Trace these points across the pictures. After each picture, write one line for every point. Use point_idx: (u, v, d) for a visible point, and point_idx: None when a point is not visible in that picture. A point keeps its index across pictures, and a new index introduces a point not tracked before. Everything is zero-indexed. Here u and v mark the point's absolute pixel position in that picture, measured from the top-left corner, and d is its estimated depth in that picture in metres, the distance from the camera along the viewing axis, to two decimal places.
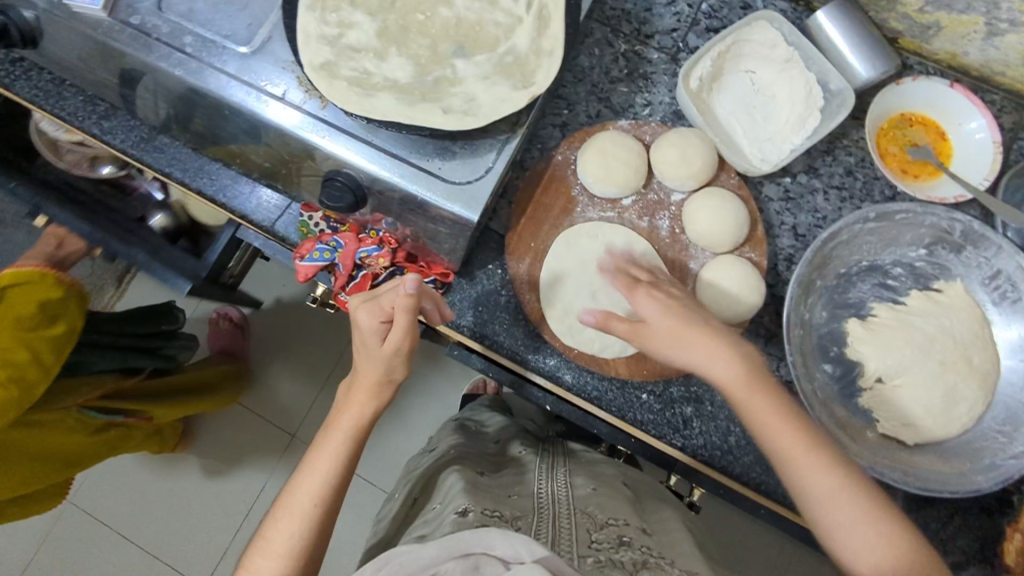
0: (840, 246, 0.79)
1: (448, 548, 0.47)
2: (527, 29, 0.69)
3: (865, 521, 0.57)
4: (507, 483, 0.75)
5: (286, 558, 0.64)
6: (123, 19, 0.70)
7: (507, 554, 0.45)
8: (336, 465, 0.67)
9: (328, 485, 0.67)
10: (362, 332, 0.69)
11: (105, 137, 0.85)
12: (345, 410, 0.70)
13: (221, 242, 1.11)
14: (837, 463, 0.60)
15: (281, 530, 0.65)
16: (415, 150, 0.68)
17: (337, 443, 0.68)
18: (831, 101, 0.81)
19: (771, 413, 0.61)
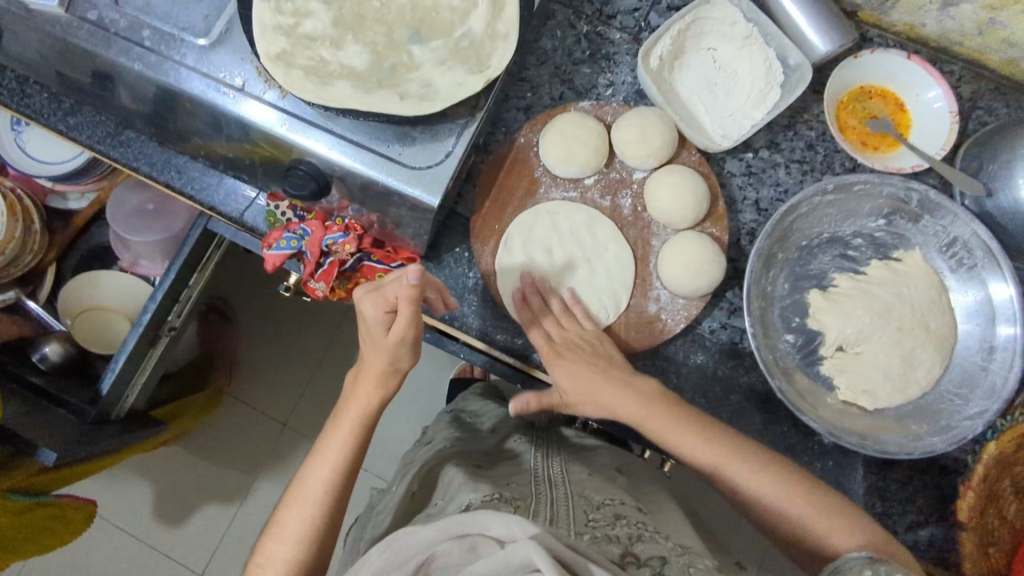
0: (799, 219, 0.80)
1: (445, 530, 0.48)
2: (482, 13, 0.69)
3: (781, 488, 0.66)
4: (505, 472, 0.75)
5: (300, 545, 0.66)
6: (81, 15, 0.71)
7: (502, 534, 0.48)
8: (344, 453, 0.70)
9: (334, 472, 0.69)
10: (363, 323, 0.69)
11: (71, 134, 0.86)
12: (351, 400, 0.72)
13: (128, 343, 0.95)
14: (739, 454, 0.68)
15: (295, 518, 0.67)
16: (375, 136, 0.70)
17: (346, 432, 0.70)
18: (791, 76, 0.82)
19: (676, 434, 0.68)
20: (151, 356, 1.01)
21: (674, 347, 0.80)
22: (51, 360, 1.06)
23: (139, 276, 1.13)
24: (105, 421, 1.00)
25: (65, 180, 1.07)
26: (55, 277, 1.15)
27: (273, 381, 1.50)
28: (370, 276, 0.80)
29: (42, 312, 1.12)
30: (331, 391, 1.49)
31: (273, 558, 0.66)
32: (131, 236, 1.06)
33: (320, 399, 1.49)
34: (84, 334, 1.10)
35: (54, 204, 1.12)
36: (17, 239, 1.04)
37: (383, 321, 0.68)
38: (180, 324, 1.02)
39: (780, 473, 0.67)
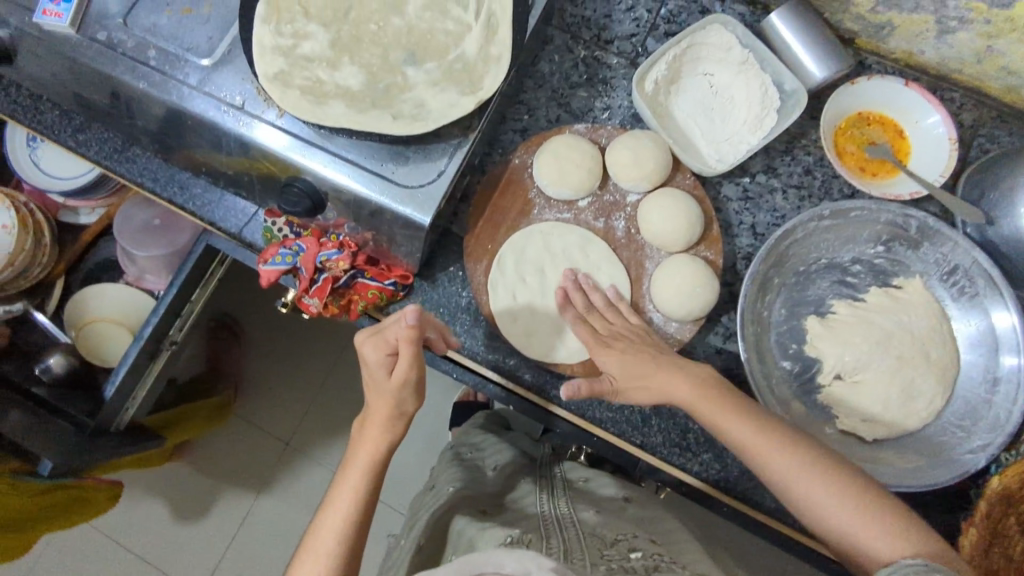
0: (796, 244, 0.79)
1: (456, 569, 0.44)
2: (476, 37, 0.71)
3: (833, 490, 0.60)
4: (513, 517, 0.68)
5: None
6: (91, 36, 0.74)
7: (518, 571, 0.43)
8: (354, 502, 0.63)
9: (340, 531, 0.62)
10: (367, 367, 0.64)
11: (79, 149, 0.88)
12: (357, 447, 0.66)
13: (129, 355, 0.96)
14: (791, 447, 0.62)
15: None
16: (370, 155, 0.71)
17: (352, 486, 0.64)
18: (787, 101, 0.82)
19: (725, 418, 0.64)
20: (154, 367, 1.01)
21: None
22: (54, 372, 1.09)
23: (144, 290, 1.14)
24: (105, 434, 1.00)
25: (75, 195, 1.11)
26: (64, 288, 1.16)
27: (277, 398, 1.50)
28: (363, 293, 0.78)
29: (48, 323, 1.14)
30: (334, 409, 1.49)
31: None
32: (136, 250, 1.07)
33: (321, 416, 1.49)
34: (87, 346, 1.12)
35: (65, 218, 1.15)
36: (27, 251, 1.05)
37: (384, 364, 0.64)
38: (182, 338, 1.02)
39: (831, 470, 0.61)
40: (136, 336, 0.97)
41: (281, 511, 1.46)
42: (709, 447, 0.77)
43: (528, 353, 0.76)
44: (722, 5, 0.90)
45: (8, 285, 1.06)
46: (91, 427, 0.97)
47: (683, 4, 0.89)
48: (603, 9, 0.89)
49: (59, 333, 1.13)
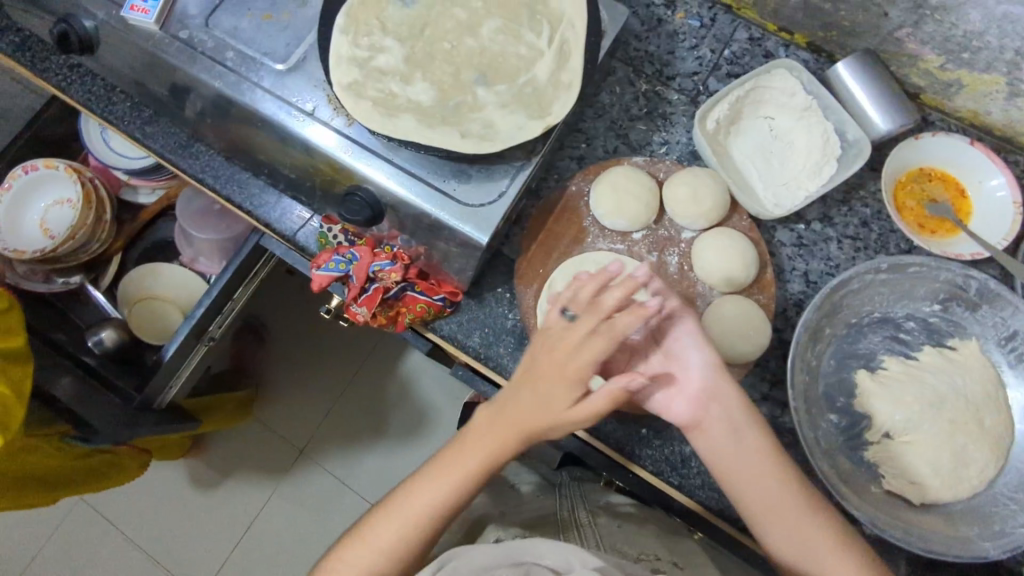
0: (851, 295, 0.78)
1: (502, 556, 0.54)
2: (547, 62, 0.72)
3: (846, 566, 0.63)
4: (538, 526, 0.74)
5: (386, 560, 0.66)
6: (173, 33, 0.77)
7: (557, 564, 0.52)
8: (456, 484, 0.67)
9: (438, 502, 0.67)
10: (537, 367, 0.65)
11: (145, 142, 0.89)
12: (474, 440, 0.67)
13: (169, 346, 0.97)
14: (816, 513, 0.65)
15: (387, 532, 0.67)
16: (433, 171, 0.71)
17: (457, 475, 0.67)
18: (848, 150, 0.82)
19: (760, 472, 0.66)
20: (197, 353, 1.03)
21: None
22: (105, 346, 1.10)
23: (196, 272, 1.16)
24: (148, 409, 1.03)
25: (139, 174, 1.14)
26: (120, 265, 1.18)
27: (298, 401, 1.50)
28: (411, 306, 0.77)
29: (103, 299, 1.16)
30: (354, 417, 1.49)
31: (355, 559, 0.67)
32: (196, 232, 1.12)
33: (341, 423, 1.49)
34: (140, 323, 1.13)
35: (126, 196, 1.18)
36: (88, 226, 1.08)
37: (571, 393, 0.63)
38: (220, 336, 1.04)
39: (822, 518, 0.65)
40: (185, 318, 0.99)
41: (292, 514, 1.45)
42: None
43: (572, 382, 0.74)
44: (785, 51, 0.90)
45: (69, 260, 1.10)
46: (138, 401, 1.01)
47: (746, 47, 0.91)
48: (667, 46, 0.91)
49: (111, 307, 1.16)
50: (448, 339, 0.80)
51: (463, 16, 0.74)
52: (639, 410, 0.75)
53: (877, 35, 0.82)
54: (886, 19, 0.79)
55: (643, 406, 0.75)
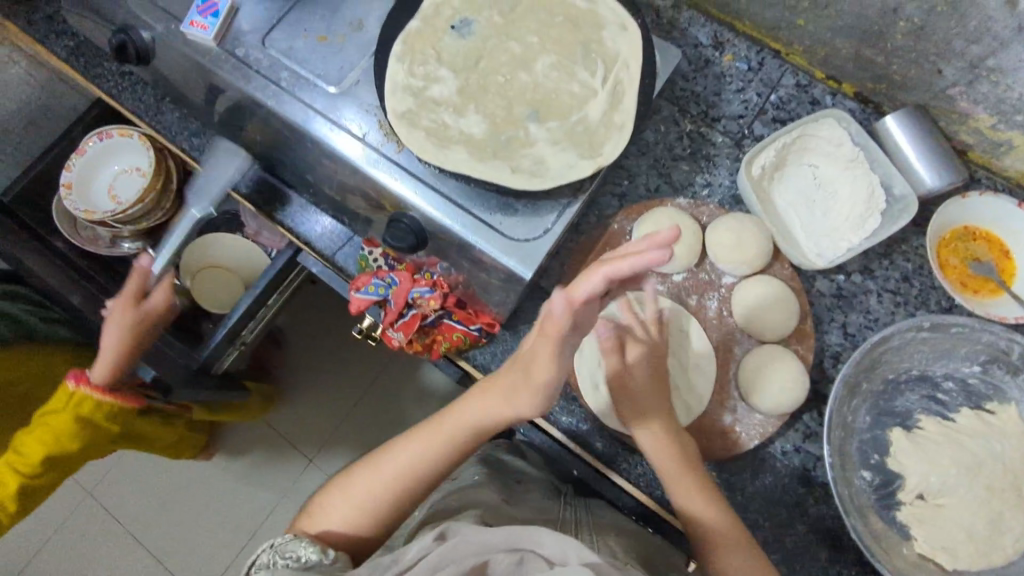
0: (890, 352, 0.77)
1: (503, 539, 0.53)
2: (600, 102, 0.72)
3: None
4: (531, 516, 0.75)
5: (367, 515, 0.69)
6: (230, 50, 0.78)
7: (554, 555, 0.52)
8: (439, 447, 0.71)
9: (420, 460, 0.71)
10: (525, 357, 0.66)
11: (192, 153, 0.91)
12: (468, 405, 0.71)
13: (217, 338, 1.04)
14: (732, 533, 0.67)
15: (368, 491, 0.70)
16: (479, 203, 0.71)
17: (444, 437, 0.71)
18: (893, 206, 0.81)
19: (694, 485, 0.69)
20: (231, 354, 1.10)
21: (743, 463, 0.76)
22: None
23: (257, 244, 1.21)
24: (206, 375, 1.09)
25: None
26: (183, 236, 1.22)
27: (311, 406, 1.50)
28: (448, 334, 0.78)
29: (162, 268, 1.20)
30: (363, 428, 1.48)
31: (341, 509, 0.69)
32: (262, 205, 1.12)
33: (353, 435, 1.48)
34: (201, 292, 1.21)
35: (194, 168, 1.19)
36: (155, 192, 1.09)
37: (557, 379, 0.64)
38: (251, 340, 1.10)
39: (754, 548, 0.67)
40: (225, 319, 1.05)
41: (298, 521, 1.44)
42: (778, 550, 0.74)
43: (607, 423, 0.75)
44: (832, 99, 0.90)
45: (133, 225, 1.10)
46: (197, 364, 1.05)
47: (793, 92, 0.90)
48: (714, 87, 0.91)
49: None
50: (480, 369, 0.80)
51: (518, 50, 0.75)
52: None
53: (929, 91, 0.82)
54: (940, 76, 0.79)
55: None
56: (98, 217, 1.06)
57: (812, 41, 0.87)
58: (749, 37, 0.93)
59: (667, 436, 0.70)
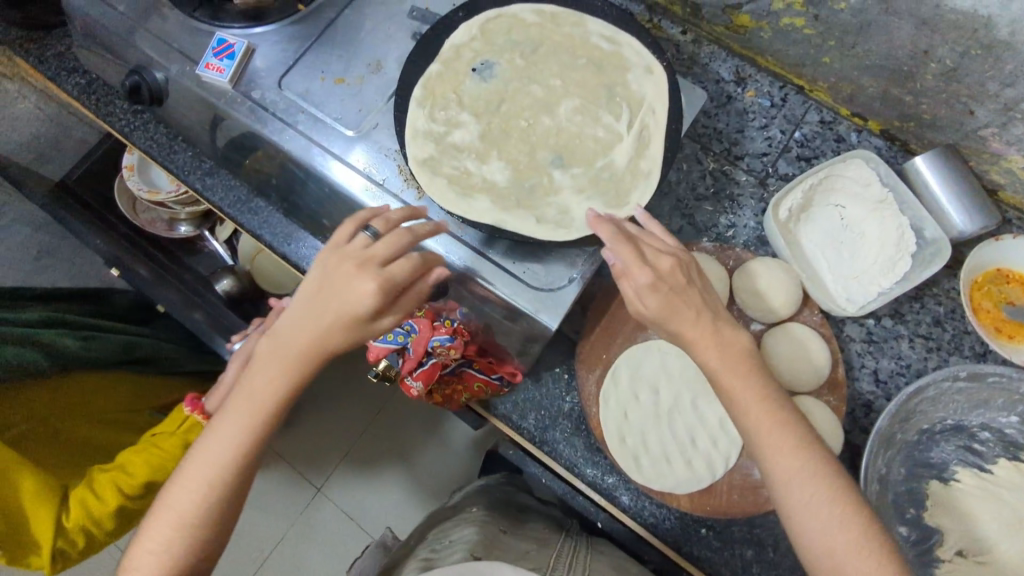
0: (926, 403, 0.75)
1: None
2: (626, 147, 0.71)
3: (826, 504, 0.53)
4: (525, 545, 0.75)
5: (196, 527, 0.56)
6: (246, 92, 0.76)
7: None
8: (270, 398, 0.57)
9: (248, 423, 0.57)
10: (334, 282, 0.57)
11: (205, 193, 0.89)
12: (286, 344, 0.57)
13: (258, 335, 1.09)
14: (803, 447, 0.55)
15: (188, 500, 0.56)
16: (501, 251, 0.69)
17: (270, 387, 0.57)
18: (925, 249, 0.79)
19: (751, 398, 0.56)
20: None
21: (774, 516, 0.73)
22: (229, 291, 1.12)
23: None
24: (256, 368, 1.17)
25: None
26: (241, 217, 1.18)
27: (321, 433, 1.47)
28: (468, 384, 0.77)
29: (220, 249, 1.18)
30: (372, 454, 1.45)
31: (162, 529, 0.56)
32: None
33: (361, 465, 1.44)
34: (262, 274, 1.16)
35: None
36: None
37: (376, 304, 0.55)
38: None
39: (816, 454, 0.55)
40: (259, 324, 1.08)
41: (303, 552, 1.40)
42: None
43: (633, 478, 0.72)
44: (857, 136, 0.88)
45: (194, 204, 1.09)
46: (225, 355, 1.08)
47: (818, 129, 0.89)
48: (736, 124, 0.89)
49: (229, 258, 1.18)
50: (503, 418, 0.78)
51: (540, 93, 0.73)
52: (701, 511, 0.71)
53: (959, 130, 0.80)
54: (971, 117, 0.77)
55: (706, 508, 0.71)
56: (161, 198, 1.05)
57: (837, 79, 0.85)
58: (771, 72, 0.91)
59: (700, 332, 0.58)
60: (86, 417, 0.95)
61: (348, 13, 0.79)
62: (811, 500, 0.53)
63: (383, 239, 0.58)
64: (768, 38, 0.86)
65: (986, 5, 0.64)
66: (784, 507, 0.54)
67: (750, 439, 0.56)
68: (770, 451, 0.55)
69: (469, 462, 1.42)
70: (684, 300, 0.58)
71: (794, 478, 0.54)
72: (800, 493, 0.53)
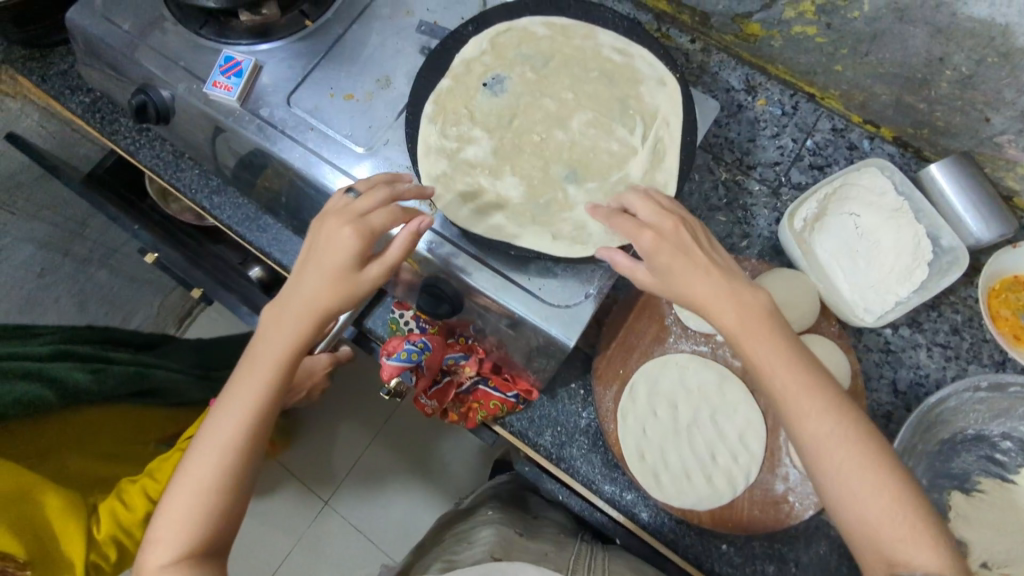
0: (947, 413, 0.74)
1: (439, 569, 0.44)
2: (641, 161, 0.70)
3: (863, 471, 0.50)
4: (545, 547, 0.73)
5: (211, 494, 0.56)
6: (254, 110, 0.75)
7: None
8: (270, 372, 0.59)
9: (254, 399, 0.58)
10: (320, 241, 0.60)
11: (213, 212, 0.89)
12: (282, 314, 0.59)
13: None
14: (833, 409, 0.52)
15: (202, 467, 0.56)
16: (517, 268, 0.68)
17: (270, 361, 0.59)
18: (941, 257, 0.79)
19: (775, 357, 0.53)
20: None
21: (796, 530, 0.72)
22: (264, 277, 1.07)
23: None
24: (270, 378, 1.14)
25: None
26: None
27: (328, 444, 1.46)
28: (484, 402, 0.76)
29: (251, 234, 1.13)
30: (381, 464, 1.44)
31: (176, 511, 0.56)
32: None
33: (369, 476, 1.43)
34: None
35: None
36: None
37: (359, 252, 0.58)
38: None
39: (845, 414, 0.52)
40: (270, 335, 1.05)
41: (312, 564, 1.39)
42: None
43: (653, 495, 0.71)
44: (870, 143, 0.88)
45: None
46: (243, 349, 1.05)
47: (830, 137, 0.88)
48: (748, 133, 0.88)
49: None
50: (519, 436, 0.77)
51: (552, 106, 0.73)
52: (723, 527, 0.71)
53: (974, 137, 0.79)
54: (987, 124, 0.76)
55: (728, 524, 0.70)
56: None
57: (849, 87, 0.84)
58: (782, 80, 0.90)
59: (712, 291, 0.55)
60: (89, 455, 0.94)
61: (356, 29, 0.78)
62: (846, 468, 0.50)
63: (362, 195, 0.61)
64: (779, 47, 0.85)
65: (1003, 13, 0.64)
66: (819, 479, 0.52)
67: (779, 407, 0.54)
68: (798, 418, 0.52)
69: (478, 469, 1.41)
70: (689, 260, 0.56)
71: (826, 445, 0.51)
72: (834, 460, 0.51)
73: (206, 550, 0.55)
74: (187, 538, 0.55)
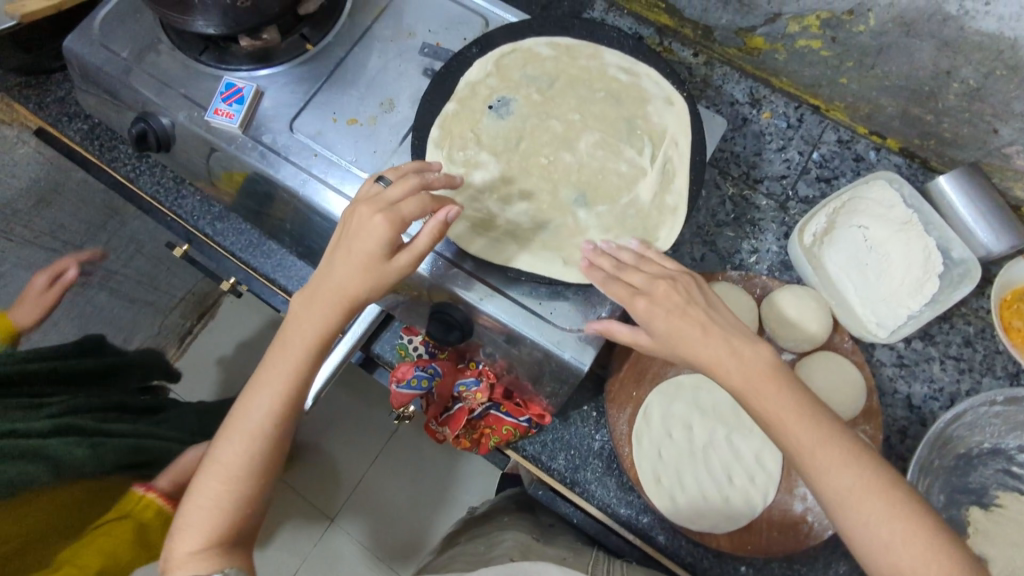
0: (964, 427, 0.74)
1: None
2: (651, 183, 0.69)
3: (890, 518, 0.49)
4: (564, 547, 0.72)
5: (243, 481, 0.58)
6: (257, 137, 0.74)
7: None
8: (297, 366, 0.59)
9: (281, 392, 0.59)
10: (352, 230, 0.60)
11: (216, 238, 0.88)
12: (311, 309, 0.59)
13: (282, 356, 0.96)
14: (851, 458, 0.51)
15: (233, 454, 0.58)
16: (527, 292, 0.67)
17: (297, 355, 0.59)
18: (953, 269, 0.78)
19: (786, 413, 0.52)
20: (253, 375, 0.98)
21: (815, 551, 0.72)
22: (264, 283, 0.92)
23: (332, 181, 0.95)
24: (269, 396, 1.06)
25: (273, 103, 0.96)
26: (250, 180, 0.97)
27: (332, 464, 1.44)
28: (496, 428, 0.75)
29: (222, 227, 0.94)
30: (385, 483, 1.43)
31: (207, 495, 0.58)
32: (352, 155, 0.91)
33: (375, 492, 1.42)
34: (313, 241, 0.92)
35: None
36: None
37: (389, 243, 0.59)
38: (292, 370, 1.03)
39: (863, 462, 0.51)
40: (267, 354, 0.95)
41: None
42: None
43: (671, 520, 0.70)
44: (876, 154, 0.87)
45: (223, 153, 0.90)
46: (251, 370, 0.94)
47: (836, 149, 0.88)
48: (754, 147, 0.88)
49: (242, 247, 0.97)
50: (532, 460, 0.76)
51: (559, 128, 0.72)
52: (741, 551, 0.70)
53: (982, 148, 0.79)
54: (995, 135, 0.76)
55: (747, 548, 0.70)
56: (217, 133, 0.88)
57: (854, 99, 0.84)
58: (786, 93, 0.90)
59: (714, 352, 0.55)
60: None
61: (357, 52, 0.77)
62: (871, 517, 0.50)
63: (393, 184, 0.61)
64: (783, 60, 0.85)
65: (1012, 27, 0.63)
66: (849, 534, 0.50)
67: (796, 464, 0.53)
68: (818, 474, 0.51)
69: (483, 483, 1.40)
70: (687, 319, 0.56)
71: (848, 500, 0.50)
72: (860, 514, 0.50)
73: (236, 534, 0.58)
74: (220, 522, 0.57)
